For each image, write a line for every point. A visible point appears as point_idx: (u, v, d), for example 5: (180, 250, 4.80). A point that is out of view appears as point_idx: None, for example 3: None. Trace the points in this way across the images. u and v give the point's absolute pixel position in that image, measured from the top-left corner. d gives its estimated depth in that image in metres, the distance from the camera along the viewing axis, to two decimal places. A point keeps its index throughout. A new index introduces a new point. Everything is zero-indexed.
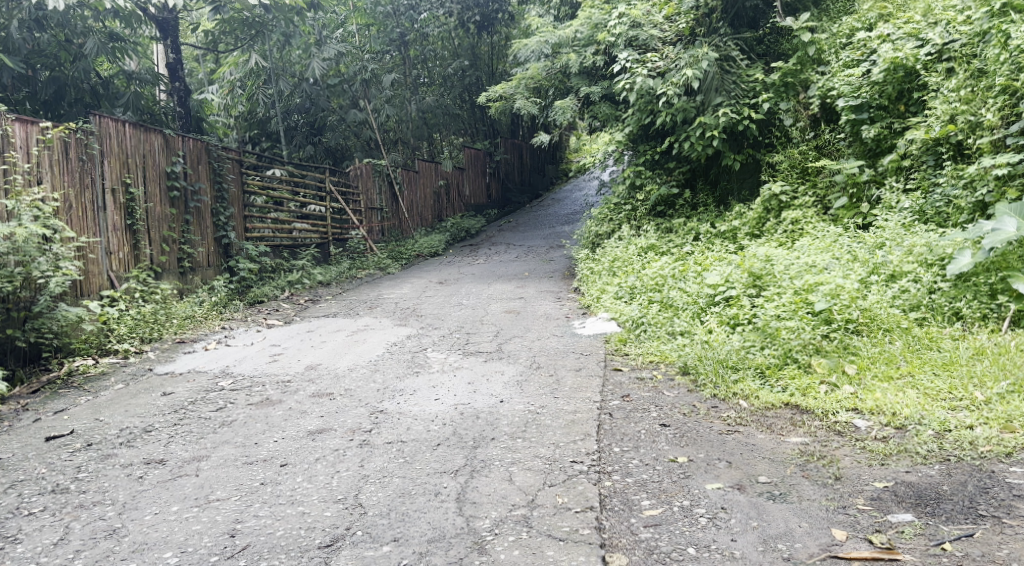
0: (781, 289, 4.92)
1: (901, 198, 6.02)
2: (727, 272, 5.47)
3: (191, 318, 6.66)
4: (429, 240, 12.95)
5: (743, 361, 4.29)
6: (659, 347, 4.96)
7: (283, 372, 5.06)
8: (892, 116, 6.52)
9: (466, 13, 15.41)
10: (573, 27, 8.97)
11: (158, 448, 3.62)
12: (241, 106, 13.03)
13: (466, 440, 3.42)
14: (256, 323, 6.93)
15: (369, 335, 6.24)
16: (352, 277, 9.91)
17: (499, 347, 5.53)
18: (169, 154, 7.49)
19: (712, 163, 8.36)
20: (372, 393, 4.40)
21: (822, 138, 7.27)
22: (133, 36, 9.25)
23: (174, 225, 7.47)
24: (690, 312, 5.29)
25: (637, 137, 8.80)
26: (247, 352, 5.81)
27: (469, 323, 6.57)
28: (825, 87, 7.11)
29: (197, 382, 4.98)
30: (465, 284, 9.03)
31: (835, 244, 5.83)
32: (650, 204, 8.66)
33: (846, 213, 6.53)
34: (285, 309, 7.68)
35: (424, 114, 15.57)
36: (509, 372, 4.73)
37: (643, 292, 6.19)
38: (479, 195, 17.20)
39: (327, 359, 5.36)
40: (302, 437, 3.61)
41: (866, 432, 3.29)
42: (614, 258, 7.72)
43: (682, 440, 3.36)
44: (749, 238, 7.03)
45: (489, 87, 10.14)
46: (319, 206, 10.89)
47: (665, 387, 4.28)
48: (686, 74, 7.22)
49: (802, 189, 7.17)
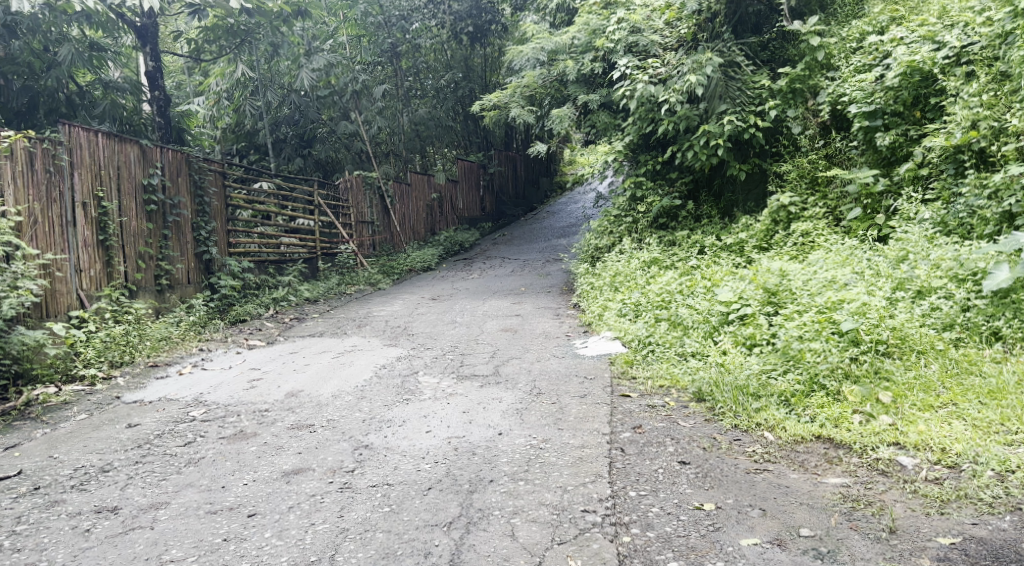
0: (799, 306, 4.57)
1: (920, 208, 5.67)
2: (740, 288, 5.11)
3: (167, 339, 6.24)
4: (422, 254, 12.58)
5: (764, 387, 3.93)
6: (670, 369, 4.58)
7: (261, 400, 4.64)
8: (908, 122, 6.18)
9: (458, 24, 15.16)
10: (569, 33, 8.64)
11: (112, 493, 3.19)
12: (227, 118, 12.65)
13: (462, 483, 3.01)
14: (236, 344, 6.52)
15: (356, 356, 5.82)
16: (340, 293, 9.50)
17: (495, 370, 5.12)
18: (146, 166, 7.09)
19: (716, 173, 8.02)
20: (357, 424, 3.99)
21: (833, 147, 6.93)
22: (113, 45, 8.87)
23: (151, 241, 7.06)
24: (701, 331, 4.92)
25: (637, 147, 8.49)
26: (224, 377, 5.38)
27: (464, 343, 6.17)
28: (836, 92, 6.77)
29: (167, 411, 4.55)
30: (459, 300, 8.64)
31: (853, 259, 5.47)
32: (652, 216, 8.29)
33: (860, 224, 6.19)
34: (269, 328, 7.27)
35: (417, 126, 15.26)
36: (507, 399, 4.32)
37: (649, 309, 5.80)
38: (472, 208, 16.85)
39: (309, 385, 4.94)
40: (276, 479, 3.20)
41: (914, 473, 2.93)
42: (616, 273, 7.35)
43: (707, 482, 2.98)
44: (757, 252, 6.67)
45: (483, 96, 9.68)
46: (308, 219, 10.49)
47: (680, 416, 3.89)
48: (690, 80, 6.91)
49: (812, 200, 6.84)
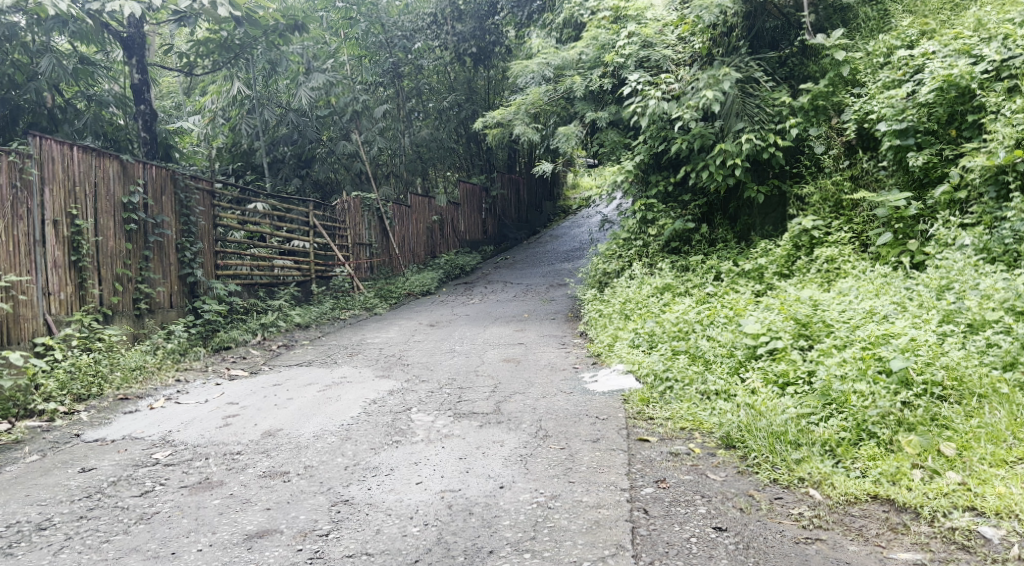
0: (837, 341, 4.09)
1: (960, 234, 5.22)
2: (768, 319, 4.62)
3: (141, 369, 5.77)
4: (421, 277, 12.12)
5: (804, 434, 3.45)
6: (693, 410, 4.10)
7: (234, 441, 4.15)
8: (942, 142, 5.76)
9: (462, 45, 15.00)
10: (577, 49, 8.28)
11: (41, 560, 2.72)
12: (223, 137, 12.32)
13: (457, 554, 2.59)
14: (216, 375, 6.03)
15: (344, 390, 5.31)
16: (334, 318, 9.03)
17: (496, 407, 4.62)
18: (127, 182, 6.67)
19: (732, 195, 7.63)
20: (338, 472, 3.51)
21: (859, 167, 6.49)
22: (104, 60, 8.58)
23: (130, 262, 6.62)
24: (726, 367, 4.43)
25: (648, 167, 8.08)
26: (197, 412, 4.89)
27: (463, 374, 5.69)
28: (863, 110, 6.32)
29: (129, 453, 4.06)
30: (459, 327, 8.16)
31: (887, 288, 4.99)
32: (664, 240, 7.82)
33: (891, 250, 5.72)
34: (254, 356, 6.79)
35: (419, 148, 14.92)
36: (510, 443, 3.82)
37: (665, 340, 5.30)
38: (474, 231, 16.42)
39: (289, 423, 4.44)
40: (237, 545, 2.74)
41: (1003, 550, 2.53)
42: (626, 300, 6.88)
43: (750, 557, 2.58)
44: (778, 278, 6.21)
45: (486, 113, 9.16)
46: (303, 241, 10.06)
47: (709, 467, 3.41)
48: (706, 96, 6.53)
49: (836, 224, 6.40)
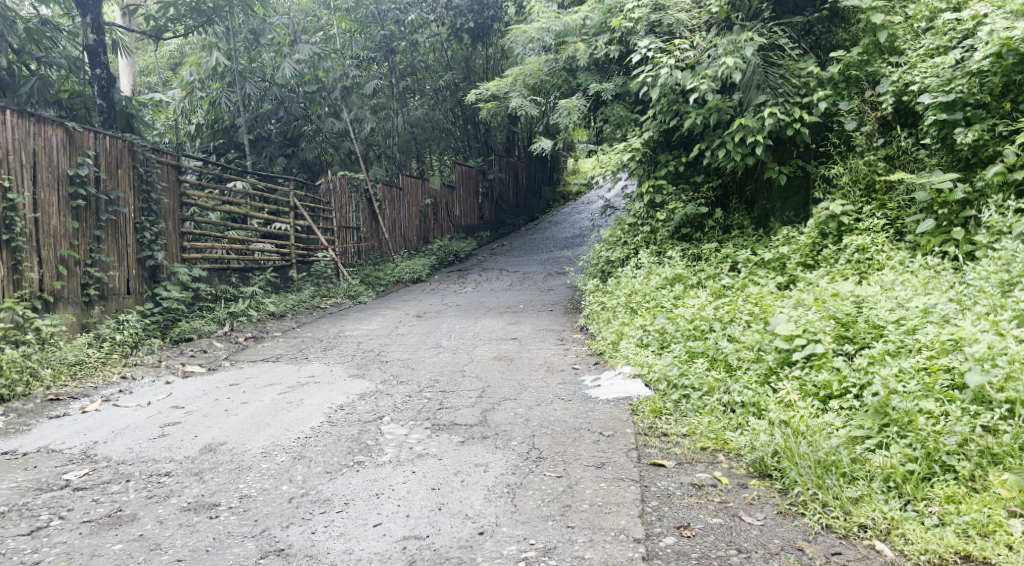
0: (890, 348, 3.39)
1: (1018, 221, 4.50)
2: (802, 317, 3.91)
3: (81, 364, 5.13)
4: (411, 264, 11.42)
5: (860, 465, 2.78)
6: (718, 428, 3.41)
7: (166, 458, 3.48)
8: (995, 116, 5.00)
9: (458, 20, 14.13)
10: (580, 13, 7.53)
11: None
12: (202, 112, 11.56)
13: None
14: (169, 372, 5.34)
15: (308, 393, 4.60)
16: (314, 306, 8.33)
17: (482, 418, 3.92)
18: (74, 153, 5.94)
19: (749, 177, 6.93)
20: (280, 506, 2.83)
21: (896, 146, 5.76)
22: (68, 24, 7.93)
23: (78, 243, 5.91)
24: (754, 375, 3.73)
25: (657, 145, 7.41)
26: (135, 418, 4.21)
27: (448, 374, 5.01)
28: (902, 81, 5.58)
29: (37, 472, 3.36)
30: (447, 318, 7.47)
31: (937, 284, 4.29)
32: (674, 226, 7.13)
33: (932, 240, 5.03)
34: (216, 350, 6.10)
35: (413, 128, 14.16)
36: (495, 467, 3.14)
37: (678, 339, 4.61)
38: (471, 216, 15.68)
39: (236, 435, 3.76)
40: None
41: None
42: (632, 292, 6.18)
43: None
44: (802, 270, 5.54)
45: (481, 85, 8.46)
46: (283, 223, 9.34)
47: (741, 505, 2.75)
48: (725, 64, 5.79)
49: (868, 209, 5.71)
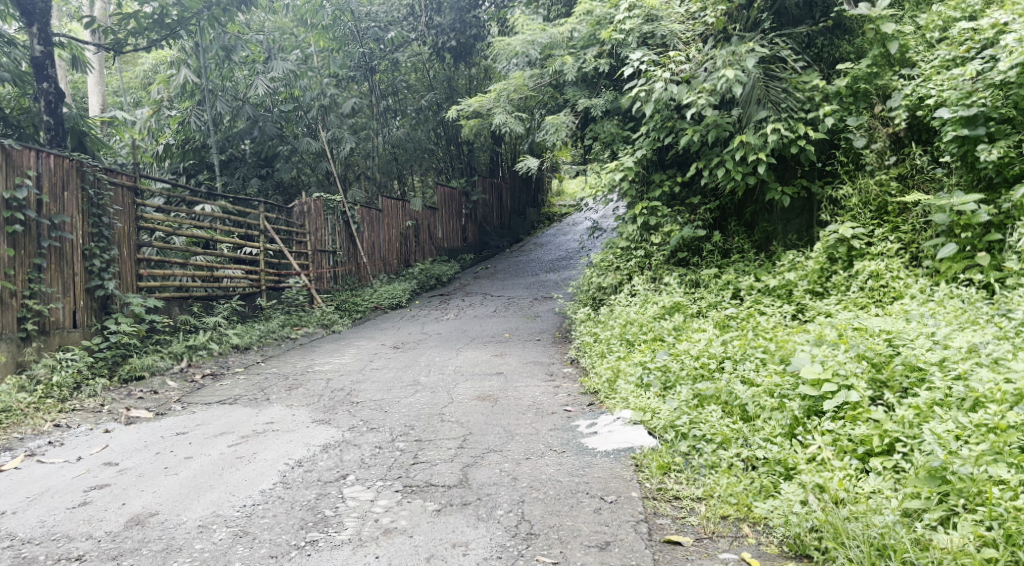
0: (939, 398, 2.91)
1: None
2: (828, 357, 3.42)
3: (8, 412, 4.54)
4: (390, 289, 10.86)
5: (923, 550, 2.30)
6: (740, 491, 2.89)
7: (82, 535, 2.91)
8: (1021, 132, 4.60)
9: (441, 38, 13.71)
10: (568, 24, 7.10)
11: None
12: (169, 131, 10.99)
13: None
14: (110, 418, 4.74)
15: (264, 444, 4.02)
16: (284, 338, 7.75)
17: (461, 477, 3.38)
18: (11, 174, 5.39)
19: (749, 197, 6.50)
20: None
21: (910, 164, 5.35)
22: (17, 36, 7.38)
23: (14, 272, 5.33)
24: (776, 426, 3.22)
25: (650, 164, 6.97)
26: (58, 478, 3.62)
27: (425, 419, 4.45)
28: (916, 94, 5.18)
29: None
30: (427, 350, 6.91)
31: (972, 317, 3.84)
32: (669, 250, 6.65)
33: (956, 266, 4.60)
34: (169, 390, 5.50)
35: (394, 148, 13.67)
36: (475, 549, 2.62)
37: (683, 380, 4.09)
38: (454, 238, 15.15)
39: (173, 503, 3.19)
40: None
41: None
42: (626, 322, 5.67)
43: None
44: (812, 298, 5.08)
45: (462, 101, 7.97)
46: (253, 247, 8.75)
47: None
48: (725, 76, 5.35)
49: (880, 232, 5.28)
